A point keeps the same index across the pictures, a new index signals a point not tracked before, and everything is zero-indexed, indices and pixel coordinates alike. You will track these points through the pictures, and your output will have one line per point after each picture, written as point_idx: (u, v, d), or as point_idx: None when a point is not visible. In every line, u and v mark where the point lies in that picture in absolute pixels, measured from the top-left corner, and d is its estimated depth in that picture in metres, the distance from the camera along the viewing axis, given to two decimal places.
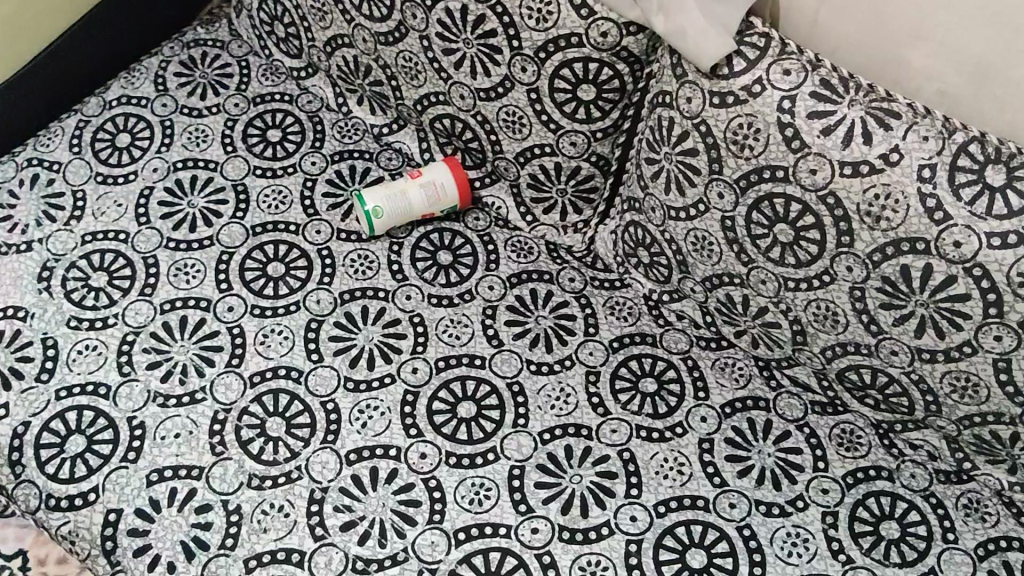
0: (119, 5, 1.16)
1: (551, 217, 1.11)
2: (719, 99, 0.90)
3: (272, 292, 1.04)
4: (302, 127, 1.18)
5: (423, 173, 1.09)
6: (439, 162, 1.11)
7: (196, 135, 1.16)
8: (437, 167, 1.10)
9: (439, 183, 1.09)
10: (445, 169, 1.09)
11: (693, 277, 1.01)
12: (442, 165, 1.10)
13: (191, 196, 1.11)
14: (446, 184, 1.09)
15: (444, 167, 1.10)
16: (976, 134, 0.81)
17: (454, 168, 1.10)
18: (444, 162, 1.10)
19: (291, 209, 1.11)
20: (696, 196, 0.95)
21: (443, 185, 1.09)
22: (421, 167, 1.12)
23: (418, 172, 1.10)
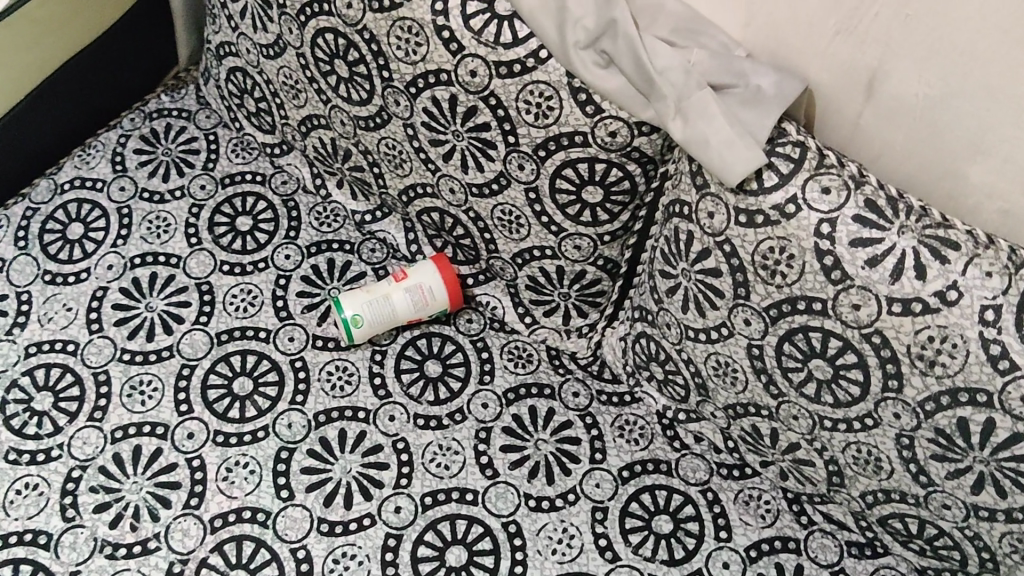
0: (89, 70, 1.05)
1: (552, 320, 0.99)
2: (746, 217, 0.77)
3: (238, 414, 0.93)
4: (276, 212, 1.06)
5: (408, 273, 0.97)
6: (427, 261, 0.98)
7: (157, 224, 1.04)
8: (425, 266, 0.98)
9: (426, 285, 0.96)
10: (433, 269, 0.97)
11: (713, 402, 0.90)
12: (430, 263, 0.98)
13: (150, 298, 0.99)
14: (434, 285, 0.97)
15: (433, 266, 0.98)
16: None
17: (443, 267, 0.97)
18: (433, 260, 0.98)
19: (261, 312, 0.99)
20: (719, 319, 0.83)
21: (430, 286, 0.96)
22: (407, 265, 1.00)
23: (403, 273, 0.98)
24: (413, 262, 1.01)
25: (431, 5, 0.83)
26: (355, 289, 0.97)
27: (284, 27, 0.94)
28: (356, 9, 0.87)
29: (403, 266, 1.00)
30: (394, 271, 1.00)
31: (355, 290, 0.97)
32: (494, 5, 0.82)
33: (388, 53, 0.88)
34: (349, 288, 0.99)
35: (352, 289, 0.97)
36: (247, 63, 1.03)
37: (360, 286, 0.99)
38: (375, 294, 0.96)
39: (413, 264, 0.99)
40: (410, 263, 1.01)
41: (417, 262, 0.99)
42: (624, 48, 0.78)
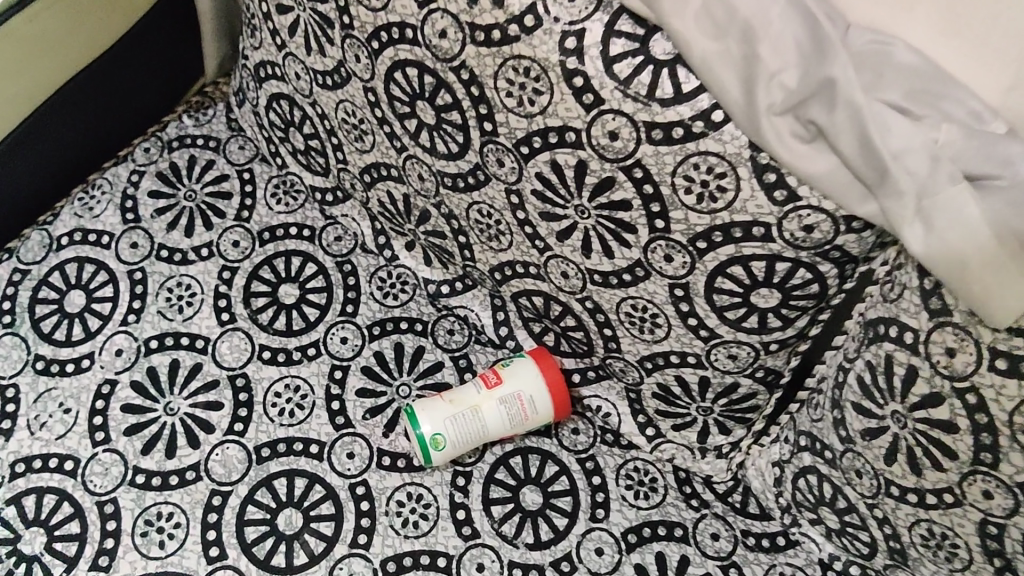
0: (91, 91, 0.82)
1: (683, 435, 0.77)
2: (1007, 363, 0.53)
3: (284, 562, 0.71)
4: (328, 279, 0.83)
5: (501, 375, 0.75)
6: (524, 357, 0.76)
7: (178, 294, 0.82)
8: (521, 365, 0.75)
9: (526, 392, 0.74)
10: (533, 370, 0.75)
11: (911, 571, 0.69)
12: (529, 362, 0.75)
13: (169, 396, 0.77)
14: (536, 392, 0.74)
15: (533, 367, 0.75)
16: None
17: (546, 366, 0.75)
18: (532, 357, 0.76)
19: (311, 417, 0.77)
20: (943, 483, 0.61)
21: (530, 394, 0.74)
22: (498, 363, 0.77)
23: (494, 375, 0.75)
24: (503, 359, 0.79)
25: (560, 41, 0.58)
26: (433, 398, 0.75)
27: (349, 53, 0.71)
28: (451, 39, 0.63)
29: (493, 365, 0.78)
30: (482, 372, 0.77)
31: (433, 399, 0.74)
32: (648, 44, 0.56)
33: (492, 99, 0.65)
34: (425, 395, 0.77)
35: (429, 398, 0.75)
36: (294, 91, 0.80)
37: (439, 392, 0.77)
38: (459, 405, 0.74)
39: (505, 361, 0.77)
40: (500, 360, 0.79)
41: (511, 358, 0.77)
42: (852, 117, 0.49)
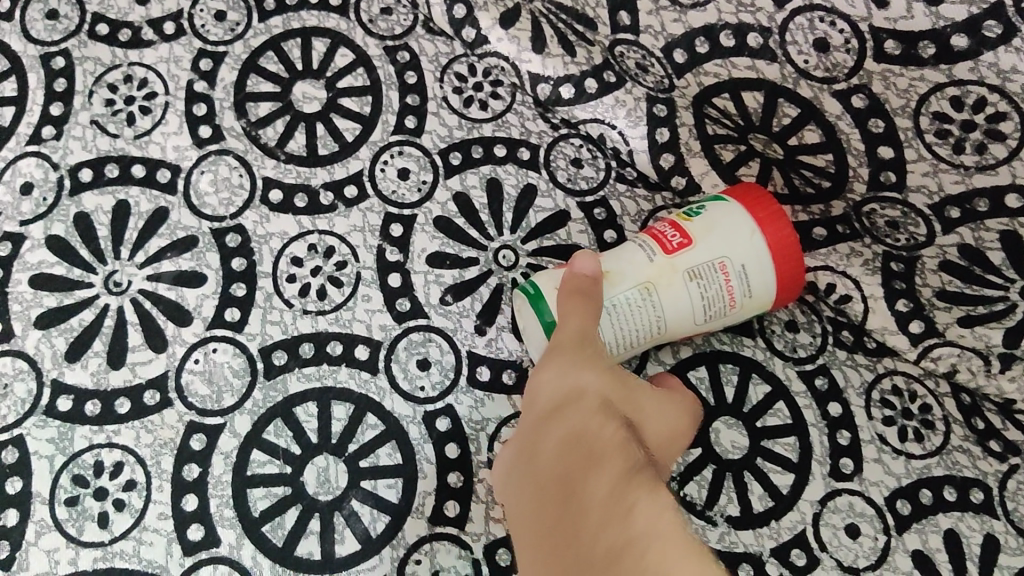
0: None
1: (979, 335, 0.44)
2: None
3: (318, 552, 0.41)
4: (374, 74, 0.50)
5: (686, 228, 0.42)
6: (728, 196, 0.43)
7: (125, 93, 0.49)
8: (722, 210, 0.43)
9: (731, 258, 0.42)
10: (744, 217, 0.42)
11: None
12: (737, 203, 0.42)
13: (114, 264, 0.46)
14: (750, 260, 0.42)
15: (744, 215, 0.42)
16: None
17: (768, 208, 0.42)
18: (740, 194, 0.43)
19: (355, 302, 0.45)
20: None
21: (740, 260, 0.42)
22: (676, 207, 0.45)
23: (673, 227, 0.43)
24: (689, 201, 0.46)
25: None
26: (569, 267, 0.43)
27: None
28: None
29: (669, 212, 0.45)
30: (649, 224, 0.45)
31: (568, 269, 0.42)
32: None
33: None
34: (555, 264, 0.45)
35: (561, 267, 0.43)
36: None
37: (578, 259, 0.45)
38: (615, 281, 0.42)
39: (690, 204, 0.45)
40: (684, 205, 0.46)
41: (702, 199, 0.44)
42: None
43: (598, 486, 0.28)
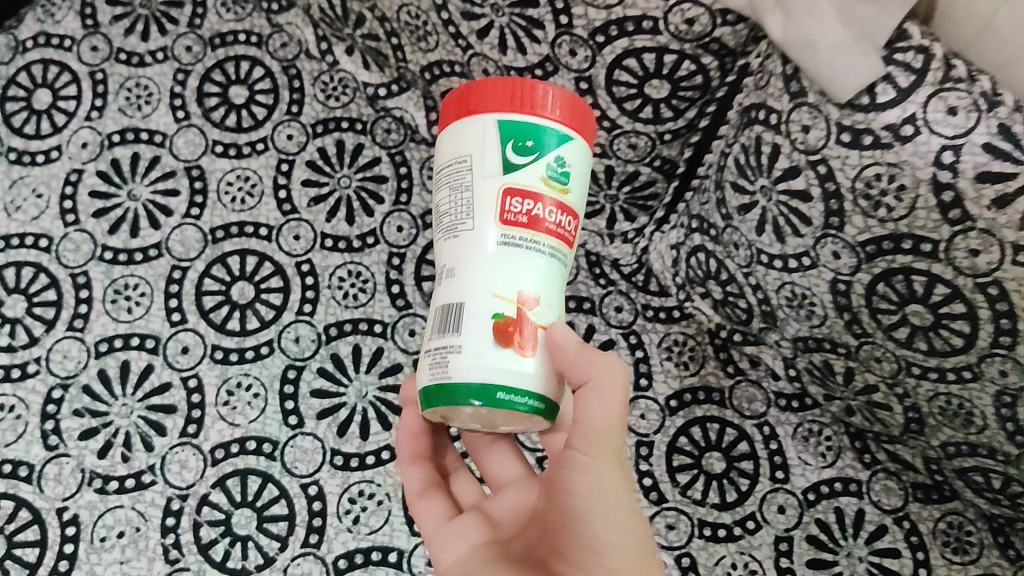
0: None
1: (593, 223, 0.87)
2: (851, 137, 0.64)
3: (239, 326, 0.81)
4: (274, 82, 0.90)
5: (569, 200, 0.48)
6: (545, 121, 0.47)
7: (136, 93, 0.89)
8: (572, 145, 0.48)
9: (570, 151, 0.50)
10: (574, 126, 0.48)
11: (780, 332, 0.79)
12: (556, 124, 0.47)
13: (132, 184, 0.86)
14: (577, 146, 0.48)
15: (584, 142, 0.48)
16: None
17: (557, 106, 0.47)
18: (550, 116, 0.47)
19: (260, 205, 0.86)
20: (800, 247, 0.71)
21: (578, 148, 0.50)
22: (520, 183, 0.46)
23: (550, 205, 0.47)
24: (492, 153, 0.47)
25: None
26: (528, 345, 0.46)
27: None
28: None
29: (505, 184, 0.46)
30: (504, 214, 0.46)
31: (540, 345, 0.47)
32: None
33: None
34: (479, 336, 0.45)
35: (515, 346, 0.46)
36: None
37: (467, 309, 0.46)
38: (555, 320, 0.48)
39: (529, 165, 0.46)
40: (487, 157, 0.47)
41: (533, 150, 0.47)
42: None
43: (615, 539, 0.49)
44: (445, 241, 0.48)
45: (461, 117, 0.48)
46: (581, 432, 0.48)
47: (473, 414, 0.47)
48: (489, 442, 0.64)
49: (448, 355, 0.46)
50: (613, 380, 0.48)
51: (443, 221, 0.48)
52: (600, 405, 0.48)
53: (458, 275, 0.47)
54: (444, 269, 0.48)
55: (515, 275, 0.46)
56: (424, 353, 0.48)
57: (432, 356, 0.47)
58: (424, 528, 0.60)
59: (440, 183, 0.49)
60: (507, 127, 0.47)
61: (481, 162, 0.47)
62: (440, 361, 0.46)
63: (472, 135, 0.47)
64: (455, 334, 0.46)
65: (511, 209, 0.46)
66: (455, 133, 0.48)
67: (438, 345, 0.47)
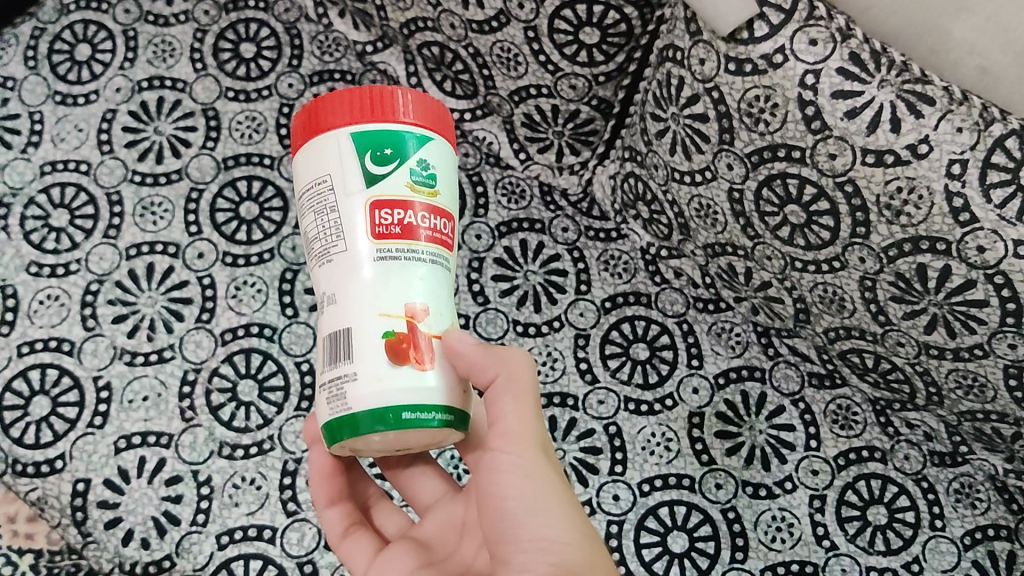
0: None
1: (545, 158, 1.04)
2: (735, 66, 0.77)
3: (245, 237, 0.97)
4: (278, 40, 1.07)
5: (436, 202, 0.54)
6: (401, 129, 0.54)
7: (162, 49, 1.06)
8: (428, 145, 0.55)
9: None
10: (427, 125, 0.55)
11: (694, 242, 0.96)
12: (407, 129, 0.54)
13: (157, 122, 1.02)
14: (438, 147, 0.55)
15: (440, 144, 0.56)
16: (1018, 126, 0.67)
17: (412, 115, 0.54)
18: (401, 123, 0.54)
19: (265, 140, 1.02)
20: (703, 163, 0.87)
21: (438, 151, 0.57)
22: (385, 194, 0.53)
23: (418, 212, 0.54)
24: (353, 167, 0.53)
25: None
26: (424, 358, 0.52)
27: None
28: None
29: (371, 198, 0.53)
30: (376, 227, 0.53)
31: (433, 357, 0.53)
32: None
33: None
34: (374, 358, 0.51)
35: (412, 361, 0.52)
36: None
37: (361, 332, 0.52)
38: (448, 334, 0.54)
39: (392, 176, 0.53)
40: (349, 172, 0.53)
41: (392, 159, 0.53)
42: None
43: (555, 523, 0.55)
44: (322, 268, 0.54)
45: (318, 142, 0.54)
46: (496, 430, 0.56)
47: (377, 442, 0.53)
48: (405, 469, 0.70)
49: (347, 384, 0.52)
50: (518, 371, 0.56)
51: (315, 246, 0.54)
52: (511, 399, 0.56)
53: (343, 300, 0.53)
54: (326, 297, 0.54)
55: (398, 288, 0.53)
56: (324, 388, 0.53)
57: (331, 390, 0.53)
58: (354, 564, 0.65)
59: (305, 207, 0.55)
60: (362, 139, 0.53)
61: (345, 180, 0.53)
62: (340, 394, 0.52)
63: (330, 153, 0.54)
64: (350, 365, 0.52)
65: (384, 224, 0.53)
66: (314, 159, 0.54)
67: (336, 376, 0.53)
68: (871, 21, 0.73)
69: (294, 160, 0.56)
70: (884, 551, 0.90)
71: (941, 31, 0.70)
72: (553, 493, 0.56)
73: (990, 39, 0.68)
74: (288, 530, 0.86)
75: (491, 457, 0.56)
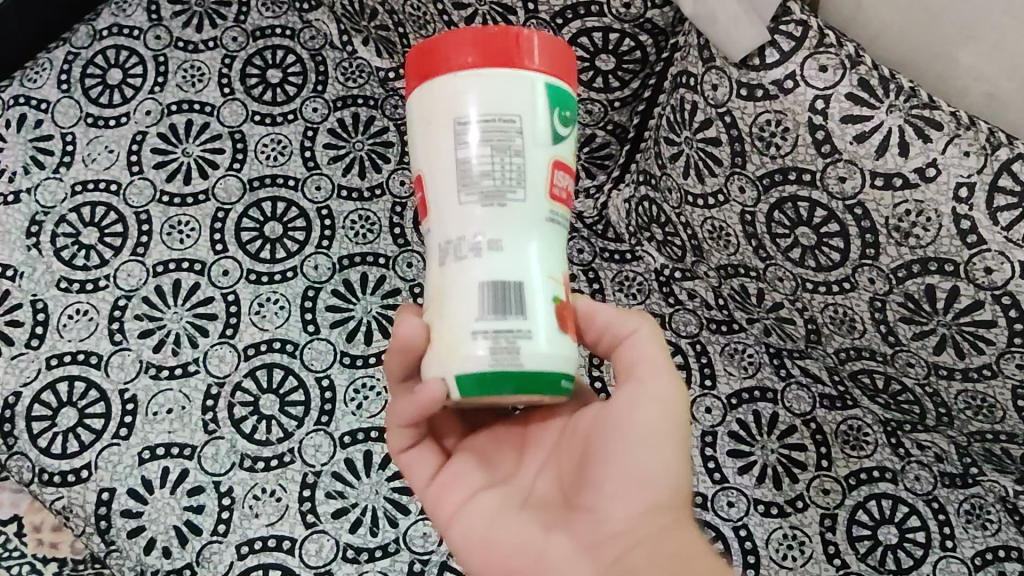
0: None
1: None
2: (747, 91, 0.79)
3: (269, 255, 1.00)
4: (304, 67, 1.10)
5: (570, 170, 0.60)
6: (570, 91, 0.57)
7: (190, 74, 1.09)
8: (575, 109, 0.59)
9: None
10: (575, 87, 0.59)
11: (708, 263, 0.98)
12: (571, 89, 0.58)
13: (185, 144, 1.05)
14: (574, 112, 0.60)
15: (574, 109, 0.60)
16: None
17: (573, 76, 0.58)
18: (571, 83, 0.57)
19: (289, 163, 1.05)
20: (716, 186, 0.89)
21: None
22: (563, 158, 0.57)
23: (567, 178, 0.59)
24: (543, 121, 0.55)
25: None
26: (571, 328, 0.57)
27: None
28: None
29: (553, 157, 0.56)
30: (554, 188, 0.57)
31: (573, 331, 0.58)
32: None
33: None
34: (549, 319, 0.55)
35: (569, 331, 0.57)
36: None
37: (534, 290, 0.55)
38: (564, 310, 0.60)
39: (566, 139, 0.57)
40: (542, 126, 0.55)
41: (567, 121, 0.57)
42: None
43: (665, 458, 0.59)
44: (485, 212, 0.55)
45: (505, 77, 0.54)
46: (636, 364, 0.60)
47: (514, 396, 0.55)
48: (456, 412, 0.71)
49: (519, 339, 0.53)
50: (653, 327, 0.62)
51: (488, 185, 0.54)
52: (651, 345, 0.61)
53: (511, 252, 0.55)
54: (496, 240, 0.55)
55: (556, 252, 0.58)
56: (484, 336, 0.53)
57: (494, 340, 0.53)
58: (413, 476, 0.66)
59: (473, 139, 0.54)
60: (553, 92, 0.56)
61: (537, 129, 0.55)
62: (507, 347, 0.53)
63: (526, 96, 0.55)
64: (525, 321, 0.54)
65: (558, 186, 0.57)
66: (498, 94, 0.54)
67: (506, 327, 0.53)
68: (883, 52, 0.78)
69: (455, 76, 0.54)
70: (894, 570, 0.91)
71: (948, 59, 0.73)
72: (671, 432, 0.60)
73: (991, 68, 0.70)
74: (307, 541, 0.88)
75: (627, 384, 0.60)
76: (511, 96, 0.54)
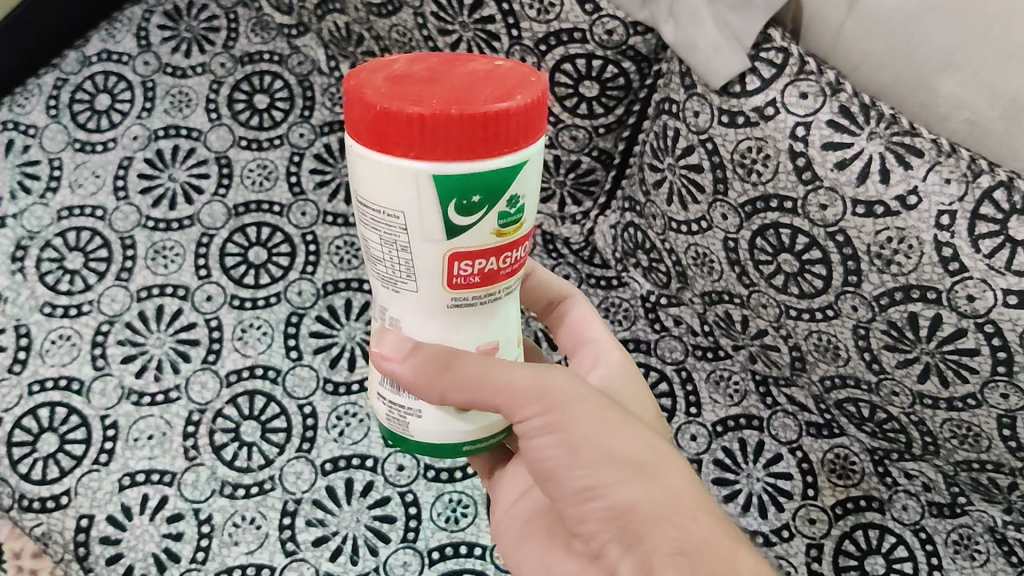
0: None
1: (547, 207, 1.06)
2: (728, 118, 0.79)
3: (253, 281, 1.00)
4: (292, 93, 1.10)
5: (519, 234, 0.50)
6: (486, 172, 0.46)
7: (178, 100, 1.09)
8: (521, 174, 0.47)
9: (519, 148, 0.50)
10: (519, 147, 0.46)
11: (693, 289, 0.97)
12: (495, 169, 0.46)
13: (172, 169, 1.06)
14: (528, 172, 0.48)
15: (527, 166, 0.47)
16: (1005, 177, 0.68)
17: (499, 148, 0.45)
18: (488, 159, 0.45)
19: (275, 188, 1.05)
20: (699, 212, 0.89)
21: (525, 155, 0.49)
22: (461, 249, 0.49)
23: (495, 257, 0.50)
24: (432, 217, 0.47)
25: None
26: None
27: None
28: None
29: (451, 248, 0.49)
30: (454, 278, 0.51)
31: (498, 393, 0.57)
32: None
33: None
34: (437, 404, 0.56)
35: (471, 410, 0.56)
36: None
37: None
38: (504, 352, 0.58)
39: (472, 225, 0.48)
40: (428, 223, 0.47)
41: (475, 206, 0.47)
42: None
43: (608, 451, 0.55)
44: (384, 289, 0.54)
45: (377, 161, 0.46)
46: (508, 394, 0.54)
47: None
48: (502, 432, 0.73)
49: (409, 417, 0.57)
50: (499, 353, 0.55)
51: (380, 267, 0.52)
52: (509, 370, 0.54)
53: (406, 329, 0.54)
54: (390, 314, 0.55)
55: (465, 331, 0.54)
56: (382, 401, 0.58)
57: (390, 409, 0.58)
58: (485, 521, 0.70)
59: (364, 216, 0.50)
60: (445, 184, 0.45)
61: (421, 225, 0.48)
62: (399, 419, 0.58)
63: (405, 187, 0.46)
64: (412, 402, 0.56)
65: (460, 274, 0.50)
66: (376, 182, 0.47)
67: (398, 402, 0.57)
68: (863, 80, 0.76)
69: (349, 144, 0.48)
70: None
71: (929, 87, 0.72)
72: (598, 424, 0.55)
73: (976, 96, 0.70)
74: (285, 569, 0.86)
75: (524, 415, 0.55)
76: (384, 187, 0.47)
